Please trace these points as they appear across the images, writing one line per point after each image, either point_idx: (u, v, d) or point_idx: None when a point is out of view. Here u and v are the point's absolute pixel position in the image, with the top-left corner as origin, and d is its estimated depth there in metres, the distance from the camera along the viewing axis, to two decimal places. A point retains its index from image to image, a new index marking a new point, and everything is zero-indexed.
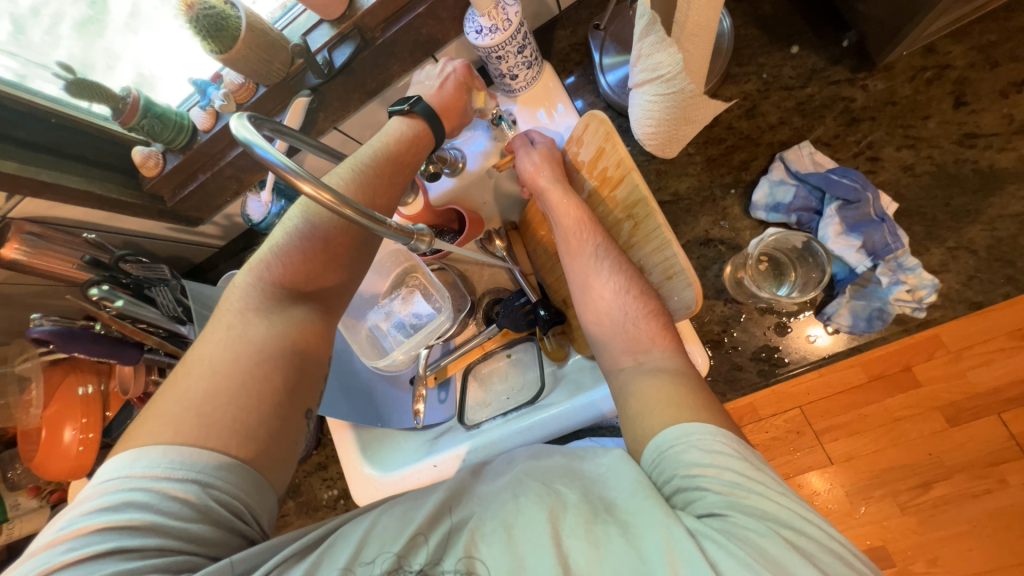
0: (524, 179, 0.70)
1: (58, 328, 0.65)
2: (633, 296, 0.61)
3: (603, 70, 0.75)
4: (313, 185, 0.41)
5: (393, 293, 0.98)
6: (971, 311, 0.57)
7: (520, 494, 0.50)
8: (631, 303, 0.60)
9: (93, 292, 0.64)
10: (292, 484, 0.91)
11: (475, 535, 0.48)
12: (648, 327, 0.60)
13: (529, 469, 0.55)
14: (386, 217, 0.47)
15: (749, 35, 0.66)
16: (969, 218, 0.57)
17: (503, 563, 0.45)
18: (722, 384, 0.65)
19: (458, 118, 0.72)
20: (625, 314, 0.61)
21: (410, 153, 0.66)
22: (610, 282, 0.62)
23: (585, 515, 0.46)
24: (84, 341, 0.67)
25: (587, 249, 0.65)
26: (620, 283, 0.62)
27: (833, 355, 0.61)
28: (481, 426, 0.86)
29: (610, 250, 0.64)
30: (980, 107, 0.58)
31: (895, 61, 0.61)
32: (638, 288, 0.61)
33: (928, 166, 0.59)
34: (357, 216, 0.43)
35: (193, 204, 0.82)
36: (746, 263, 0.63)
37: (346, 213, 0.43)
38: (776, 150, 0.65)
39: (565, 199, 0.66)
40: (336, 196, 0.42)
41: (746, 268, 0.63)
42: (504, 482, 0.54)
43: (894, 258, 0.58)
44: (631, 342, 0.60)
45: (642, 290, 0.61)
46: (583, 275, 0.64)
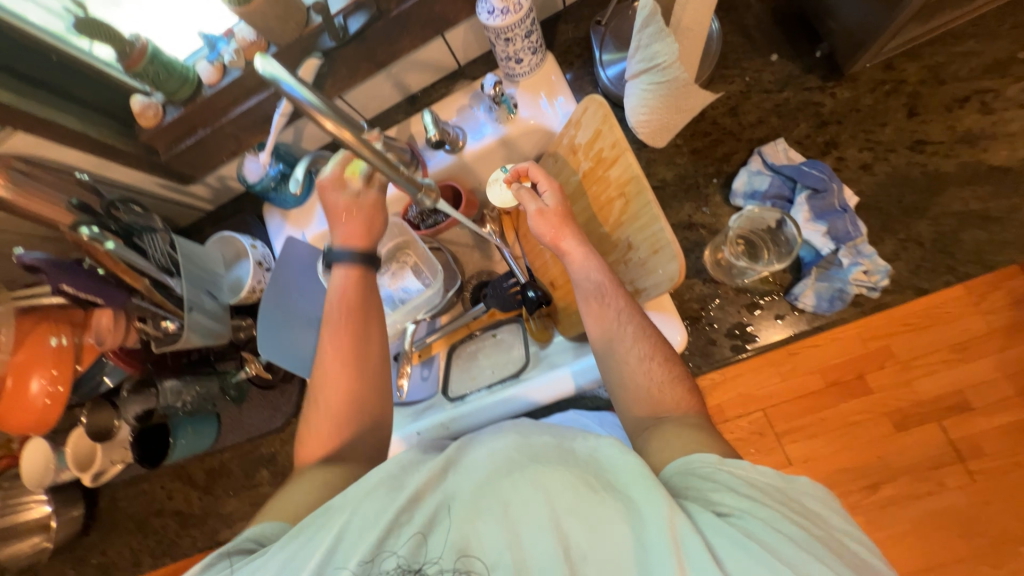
0: (545, 243, 0.70)
1: (51, 258, 0.64)
2: (656, 363, 0.62)
3: (603, 66, 0.80)
4: (336, 123, 0.46)
5: (382, 268, 0.99)
6: (918, 297, 0.63)
7: (515, 472, 0.52)
8: (655, 370, 0.61)
9: (81, 233, 0.63)
10: (269, 453, 0.91)
11: (471, 513, 0.50)
12: (672, 395, 0.60)
13: (522, 444, 0.57)
14: (398, 163, 0.54)
15: (735, 42, 0.73)
16: (919, 215, 0.64)
17: (500, 538, 0.48)
18: (697, 357, 0.69)
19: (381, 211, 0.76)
20: (648, 380, 0.61)
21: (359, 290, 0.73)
22: (632, 348, 0.63)
23: (583, 497, 0.49)
24: (76, 274, 0.67)
25: (611, 312, 0.65)
26: (643, 351, 0.62)
27: (797, 332, 0.66)
28: (466, 397, 0.89)
29: (634, 314, 0.64)
30: (929, 118, 0.65)
31: (860, 74, 0.68)
32: (662, 354, 0.63)
33: (885, 167, 0.66)
34: (374, 155, 0.50)
35: (189, 160, 0.82)
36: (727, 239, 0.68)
37: (364, 153, 0.50)
38: (755, 146, 0.71)
39: (589, 256, 0.68)
40: (357, 137, 0.48)
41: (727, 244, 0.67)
42: (497, 454, 0.56)
43: (852, 245, 0.64)
44: (653, 406, 0.60)
45: (663, 357, 0.62)
46: (606, 339, 0.65)
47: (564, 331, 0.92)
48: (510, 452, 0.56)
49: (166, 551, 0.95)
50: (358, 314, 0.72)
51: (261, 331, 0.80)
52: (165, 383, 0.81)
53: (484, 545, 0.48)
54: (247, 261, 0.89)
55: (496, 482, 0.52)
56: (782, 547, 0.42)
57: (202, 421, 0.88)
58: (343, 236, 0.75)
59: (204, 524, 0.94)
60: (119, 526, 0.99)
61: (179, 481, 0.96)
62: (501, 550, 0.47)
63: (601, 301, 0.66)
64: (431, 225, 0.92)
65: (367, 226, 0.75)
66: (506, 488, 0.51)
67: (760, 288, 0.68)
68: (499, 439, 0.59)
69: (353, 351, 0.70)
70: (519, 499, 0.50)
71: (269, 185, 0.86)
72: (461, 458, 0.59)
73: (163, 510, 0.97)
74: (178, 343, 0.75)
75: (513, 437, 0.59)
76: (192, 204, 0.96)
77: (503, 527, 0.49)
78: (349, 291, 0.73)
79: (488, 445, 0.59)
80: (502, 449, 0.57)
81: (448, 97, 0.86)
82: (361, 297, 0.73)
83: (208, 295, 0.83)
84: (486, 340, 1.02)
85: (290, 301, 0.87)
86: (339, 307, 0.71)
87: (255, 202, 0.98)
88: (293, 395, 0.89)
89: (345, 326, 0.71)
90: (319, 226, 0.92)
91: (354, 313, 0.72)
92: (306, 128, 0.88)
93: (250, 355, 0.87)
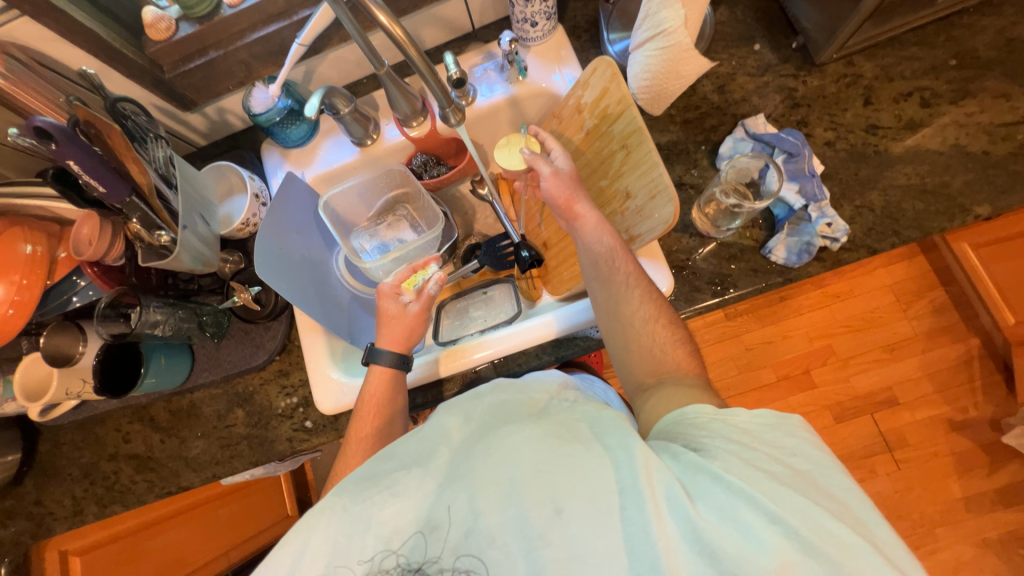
0: (558, 206, 0.73)
1: (65, 128, 0.58)
2: (660, 325, 0.67)
3: (611, 42, 0.86)
4: (388, 18, 0.55)
5: (378, 219, 1.00)
6: (869, 256, 0.73)
7: (490, 435, 0.53)
8: (660, 332, 0.66)
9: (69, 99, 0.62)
10: (245, 392, 0.88)
11: (451, 482, 0.50)
12: (674, 355, 0.65)
13: (498, 405, 0.58)
14: (435, 70, 0.62)
15: (725, 32, 0.84)
16: (871, 186, 0.75)
17: (473, 507, 0.48)
18: (682, 301, 0.76)
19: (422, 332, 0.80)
20: (652, 342, 0.66)
21: (384, 394, 0.74)
22: (640, 309, 0.67)
23: (554, 447, 0.50)
24: (83, 151, 0.59)
25: (620, 277, 0.68)
26: (649, 313, 0.66)
27: (769, 281, 0.74)
28: (458, 340, 0.91)
29: (641, 279, 0.68)
30: (880, 107, 0.78)
31: (827, 67, 0.80)
32: (666, 317, 0.67)
33: (845, 144, 0.77)
34: (417, 55, 0.58)
35: (193, 83, 0.81)
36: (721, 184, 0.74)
37: (408, 51, 0.58)
38: (739, 119, 0.81)
39: (600, 220, 0.72)
40: (405, 35, 0.57)
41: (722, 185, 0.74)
42: (473, 417, 0.57)
43: (819, 205, 0.74)
44: (654, 366, 0.64)
45: (670, 320, 0.67)
46: (612, 299, 0.68)
47: (553, 290, 0.94)
48: (486, 416, 0.56)
49: (117, 498, 0.88)
50: (387, 391, 0.74)
51: (259, 257, 0.76)
52: (151, 308, 0.76)
53: (459, 512, 0.48)
54: (243, 194, 0.88)
55: (472, 446, 0.53)
56: (757, 482, 0.44)
57: (176, 354, 0.84)
58: (387, 343, 0.77)
59: (163, 468, 0.87)
60: (59, 472, 0.90)
61: (139, 423, 0.89)
62: (474, 520, 0.48)
63: (614, 266, 0.69)
64: (434, 175, 0.96)
65: (409, 335, 0.78)
66: (480, 452, 0.52)
67: (739, 243, 0.77)
68: (475, 401, 0.59)
69: (379, 432, 0.70)
70: (495, 461, 0.50)
71: (275, 119, 0.84)
72: (437, 424, 0.57)
73: (116, 454, 0.89)
74: (166, 259, 0.73)
75: (489, 398, 0.59)
76: (185, 136, 0.92)
77: (478, 494, 0.49)
78: (378, 390, 0.74)
79: (465, 408, 0.58)
80: (478, 412, 0.57)
81: (461, 55, 0.91)
82: (391, 391, 0.74)
83: (201, 220, 0.80)
84: (476, 296, 1.01)
85: (287, 235, 0.86)
86: (360, 414, 0.72)
87: (253, 141, 0.97)
88: (278, 332, 0.87)
89: (370, 400, 0.73)
90: (321, 167, 0.92)
91: (381, 417, 0.72)
92: (317, 69, 0.90)
93: (239, 285, 0.85)
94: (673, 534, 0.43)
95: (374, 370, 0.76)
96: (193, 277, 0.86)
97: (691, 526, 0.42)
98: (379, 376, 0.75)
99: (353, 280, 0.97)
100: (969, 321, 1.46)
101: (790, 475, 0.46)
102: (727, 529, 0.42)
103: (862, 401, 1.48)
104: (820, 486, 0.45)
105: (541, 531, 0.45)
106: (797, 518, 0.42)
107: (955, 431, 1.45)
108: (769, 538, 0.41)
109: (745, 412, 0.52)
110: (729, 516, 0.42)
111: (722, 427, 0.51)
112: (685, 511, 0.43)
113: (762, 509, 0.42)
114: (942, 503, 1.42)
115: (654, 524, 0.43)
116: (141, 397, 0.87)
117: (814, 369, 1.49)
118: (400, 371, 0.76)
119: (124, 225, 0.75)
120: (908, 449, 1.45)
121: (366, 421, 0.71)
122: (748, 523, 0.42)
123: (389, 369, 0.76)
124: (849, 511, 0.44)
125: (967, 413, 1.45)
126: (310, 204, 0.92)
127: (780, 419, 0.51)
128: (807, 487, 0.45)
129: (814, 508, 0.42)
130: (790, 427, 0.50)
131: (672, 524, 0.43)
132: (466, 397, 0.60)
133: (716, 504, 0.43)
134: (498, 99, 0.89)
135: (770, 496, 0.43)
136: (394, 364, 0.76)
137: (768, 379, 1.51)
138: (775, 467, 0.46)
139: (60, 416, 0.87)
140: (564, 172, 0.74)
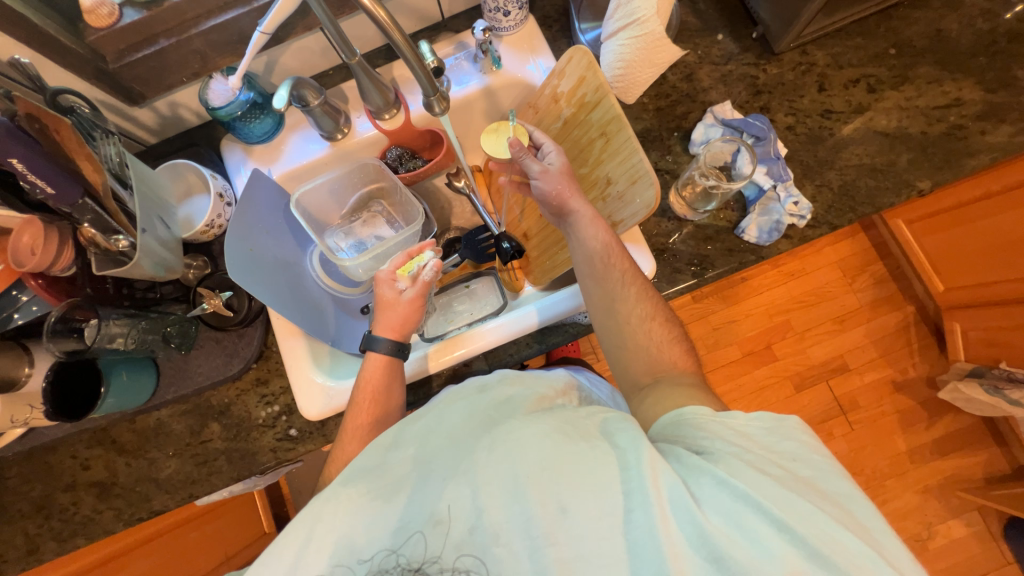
0: (547, 196, 0.73)
1: (6, 122, 0.54)
2: (656, 324, 0.69)
3: (582, 32, 0.87)
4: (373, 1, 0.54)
5: (352, 216, 0.97)
6: (830, 232, 0.80)
7: (495, 431, 0.53)
8: (656, 330, 0.68)
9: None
10: (219, 405, 0.83)
11: (456, 478, 0.50)
12: (671, 353, 0.67)
13: (503, 401, 0.58)
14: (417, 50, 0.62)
15: (690, 22, 0.88)
16: (828, 167, 0.81)
17: (477, 502, 0.48)
18: (664, 283, 0.79)
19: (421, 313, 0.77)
20: (649, 340, 0.68)
21: (381, 380, 0.71)
22: (635, 307, 0.69)
23: (562, 446, 0.50)
24: (26, 147, 0.54)
25: (613, 272, 0.70)
26: (645, 311, 0.68)
27: (743, 259, 0.79)
28: (446, 334, 0.90)
29: (636, 276, 0.70)
30: (833, 94, 0.84)
31: (784, 55, 0.85)
32: (661, 315, 0.70)
33: (804, 129, 0.83)
34: (402, 39, 0.58)
35: (141, 75, 0.74)
36: (699, 169, 0.78)
37: (393, 36, 0.58)
38: (707, 107, 0.85)
39: (594, 215, 0.73)
40: (388, 17, 0.56)
41: (700, 171, 0.78)
42: (479, 413, 0.57)
43: (785, 185, 0.79)
44: (652, 365, 0.66)
45: (666, 319, 0.70)
46: (607, 296, 0.70)
47: (536, 280, 0.94)
48: (491, 412, 0.57)
49: (79, 531, 0.80)
50: (384, 375, 0.72)
51: (230, 259, 0.72)
52: (110, 320, 0.70)
53: (463, 507, 0.48)
54: (205, 195, 0.83)
55: (477, 441, 0.53)
56: (761, 486, 0.45)
57: (139, 369, 0.78)
58: (382, 329, 0.74)
59: (131, 493, 0.81)
60: (7, 510, 0.81)
61: (99, 447, 0.82)
62: (478, 518, 0.47)
63: (607, 262, 0.71)
64: (409, 168, 0.93)
65: (406, 322, 0.75)
66: (485, 447, 0.51)
67: (714, 224, 0.81)
68: (483, 393, 0.60)
69: (376, 421, 0.68)
70: (500, 457, 0.50)
71: (237, 113, 0.79)
72: (442, 416, 0.58)
73: (74, 484, 0.81)
74: (124, 267, 0.67)
75: (497, 391, 0.60)
76: (132, 133, 0.84)
77: (482, 491, 0.48)
78: (374, 378, 0.71)
79: (471, 399, 0.59)
80: (484, 407, 0.58)
81: (432, 44, 0.88)
82: (387, 377, 0.72)
83: (161, 223, 0.74)
84: (458, 291, 0.99)
85: (258, 236, 0.81)
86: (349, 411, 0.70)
87: (211, 137, 0.90)
88: (254, 339, 0.82)
89: (366, 389, 0.70)
90: (289, 163, 0.88)
91: (376, 403, 0.70)
92: (279, 60, 0.85)
93: (208, 291, 0.80)
94: (679, 539, 0.44)
95: (371, 356, 0.73)
96: (152, 286, 0.80)
97: (697, 532, 0.44)
98: (372, 358, 0.73)
99: (329, 280, 0.93)
100: (906, 291, 1.60)
101: (789, 479, 0.48)
102: (732, 533, 0.44)
103: (818, 370, 1.59)
104: (818, 490, 0.48)
105: (545, 530, 0.45)
106: (802, 524, 0.43)
107: (899, 391, 1.59)
108: (773, 542, 0.43)
109: (743, 416, 0.54)
110: (735, 520, 0.44)
111: (722, 429, 0.52)
112: (692, 516, 0.44)
113: (767, 515, 0.44)
114: (890, 456, 1.57)
115: (660, 525, 0.44)
116: (100, 420, 0.80)
117: (775, 343, 1.59)
118: (397, 358, 0.74)
119: (73, 231, 0.68)
120: (860, 410, 1.58)
121: (358, 417, 0.68)
122: (752, 527, 0.43)
123: (386, 357, 0.73)
124: (848, 514, 0.46)
125: (907, 373, 1.59)
126: (279, 203, 0.87)
127: (777, 422, 0.53)
128: (809, 492, 0.47)
129: (815, 512, 0.44)
130: (787, 431, 0.53)
131: (679, 528, 0.44)
132: (472, 387, 0.62)
133: (721, 508, 0.45)
134: (473, 90, 0.88)
135: (774, 502, 0.44)
136: (392, 352, 0.73)
137: (735, 356, 1.60)
138: (775, 471, 0.48)
139: (3, 447, 0.78)
140: (554, 168, 0.74)
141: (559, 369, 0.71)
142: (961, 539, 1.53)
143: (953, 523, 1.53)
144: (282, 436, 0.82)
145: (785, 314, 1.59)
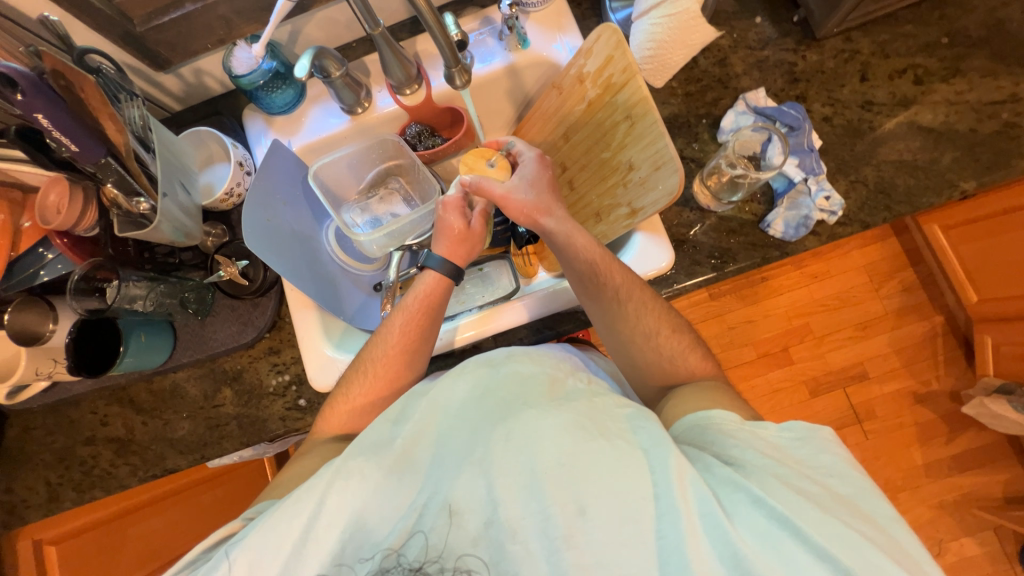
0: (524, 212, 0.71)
1: (32, 76, 0.53)
2: (666, 334, 0.68)
3: (613, 11, 0.83)
4: None
5: (369, 193, 0.96)
6: (861, 230, 0.76)
7: (509, 417, 0.51)
8: (667, 341, 0.68)
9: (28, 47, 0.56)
10: (232, 371, 0.84)
11: (468, 466, 0.49)
12: (684, 362, 0.67)
13: (514, 381, 0.56)
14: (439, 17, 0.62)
15: (727, 3, 0.83)
16: (865, 161, 0.77)
17: (490, 495, 0.47)
18: (682, 275, 0.77)
19: (468, 246, 0.76)
20: (660, 351, 0.68)
21: (430, 305, 0.72)
22: (641, 317, 0.68)
23: (578, 441, 0.48)
24: (57, 106, 0.55)
25: (612, 285, 0.68)
26: (653, 322, 0.68)
27: (766, 254, 0.76)
28: (456, 315, 0.88)
29: (635, 287, 0.69)
30: (876, 84, 0.79)
31: (826, 41, 0.81)
32: (670, 323, 0.69)
33: (841, 121, 0.79)
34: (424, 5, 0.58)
35: (168, 39, 0.74)
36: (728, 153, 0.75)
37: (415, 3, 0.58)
38: (739, 94, 0.81)
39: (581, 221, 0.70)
40: None
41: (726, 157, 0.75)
42: (488, 394, 0.55)
43: (817, 178, 0.76)
44: (665, 377, 0.67)
45: (674, 327, 0.69)
46: (609, 308, 0.69)
47: (551, 267, 0.92)
48: (502, 395, 0.54)
49: (96, 483, 0.84)
50: (428, 311, 0.72)
51: (247, 228, 0.73)
52: (130, 282, 0.71)
53: (477, 501, 0.47)
54: (226, 163, 0.83)
55: (488, 427, 0.51)
56: (800, 508, 0.44)
57: (157, 331, 0.80)
58: (444, 252, 0.75)
59: (146, 451, 0.84)
60: (31, 459, 0.84)
61: (118, 405, 0.85)
62: (493, 512, 0.47)
63: (605, 274, 0.68)
64: (428, 146, 0.92)
65: (468, 251, 0.76)
66: (501, 436, 0.50)
67: (738, 217, 0.78)
68: (491, 368, 0.57)
69: (421, 336, 0.71)
70: (517, 448, 0.49)
71: (259, 83, 0.79)
72: (449, 388, 0.57)
73: (94, 438, 0.84)
74: (145, 229, 0.68)
75: (507, 368, 0.57)
76: (158, 98, 0.85)
77: (497, 483, 0.47)
78: (430, 291, 0.73)
79: (478, 373, 0.57)
80: (492, 386, 0.55)
81: (458, 19, 0.86)
82: (441, 300, 0.73)
83: (182, 188, 0.75)
84: (472, 274, 0.96)
85: (276, 206, 0.82)
86: (400, 321, 0.71)
87: (234, 107, 0.91)
88: (268, 308, 0.83)
89: (415, 320, 0.71)
90: (309, 135, 0.88)
91: (427, 316, 0.72)
92: (303, 29, 0.84)
93: (225, 259, 0.80)
94: (712, 559, 0.43)
95: (427, 273, 0.74)
96: (173, 252, 0.81)
97: (731, 552, 0.43)
98: (428, 278, 0.74)
99: (343, 255, 0.94)
100: (935, 299, 1.53)
101: (827, 497, 0.46)
102: (766, 555, 0.42)
103: (835, 376, 1.54)
104: (861, 511, 0.46)
105: (566, 531, 0.45)
106: (847, 555, 0.42)
107: (920, 403, 1.53)
108: (810, 569, 0.42)
109: (774, 425, 0.53)
110: (771, 543, 0.43)
111: (749, 438, 0.52)
112: (726, 534, 0.43)
113: (806, 542, 0.42)
114: (904, 469, 1.52)
115: (689, 541, 0.43)
116: (119, 378, 0.82)
117: (793, 346, 1.55)
118: (453, 282, 0.75)
119: (97, 191, 0.70)
120: (876, 420, 1.53)
121: (406, 335, 0.70)
122: (789, 552, 0.42)
123: (443, 278, 0.74)
124: (890, 539, 0.44)
125: (930, 385, 1.53)
126: (297, 174, 0.87)
127: (811, 433, 0.52)
128: (842, 509, 0.45)
129: (865, 545, 0.42)
130: (821, 443, 0.51)
131: (710, 544, 0.44)
132: (480, 361, 0.59)
133: (756, 528, 0.44)
134: (495, 66, 0.85)
135: (815, 528, 0.43)
136: (449, 273, 0.74)
137: (749, 356, 1.56)
138: (812, 488, 0.47)
139: (29, 399, 0.81)
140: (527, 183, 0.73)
141: (560, 348, 0.69)
142: (973, 558, 1.48)
143: (966, 541, 1.49)
144: (291, 403, 0.84)
145: (806, 317, 1.54)
